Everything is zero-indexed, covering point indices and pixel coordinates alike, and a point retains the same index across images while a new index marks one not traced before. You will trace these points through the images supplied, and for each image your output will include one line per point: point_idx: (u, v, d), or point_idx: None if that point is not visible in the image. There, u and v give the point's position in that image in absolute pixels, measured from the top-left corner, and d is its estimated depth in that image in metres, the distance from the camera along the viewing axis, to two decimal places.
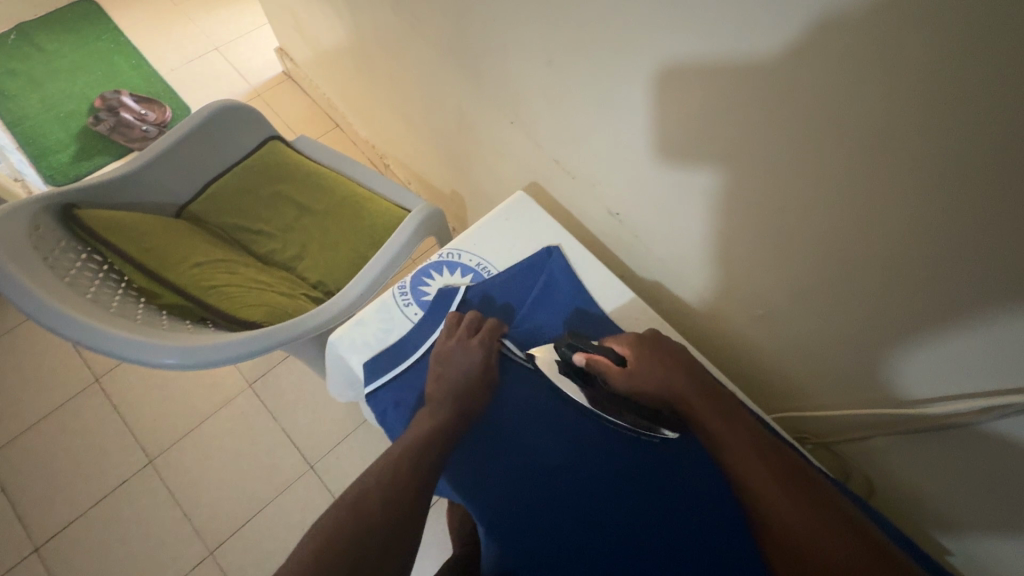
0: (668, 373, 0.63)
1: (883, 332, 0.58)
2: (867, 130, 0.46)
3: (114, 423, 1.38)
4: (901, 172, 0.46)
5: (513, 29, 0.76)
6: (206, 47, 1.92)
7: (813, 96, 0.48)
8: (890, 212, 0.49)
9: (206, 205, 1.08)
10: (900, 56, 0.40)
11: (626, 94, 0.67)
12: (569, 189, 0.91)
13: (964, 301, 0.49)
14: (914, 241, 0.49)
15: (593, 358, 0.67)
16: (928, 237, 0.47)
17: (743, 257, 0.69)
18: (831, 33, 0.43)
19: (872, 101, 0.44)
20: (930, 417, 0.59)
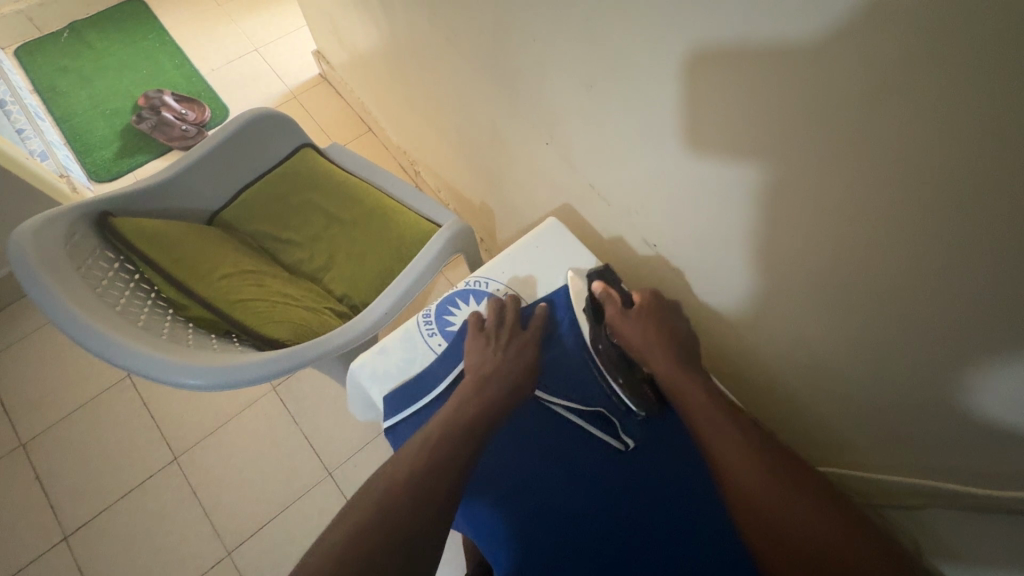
0: (660, 337, 0.67)
1: (953, 395, 0.53)
2: (952, 184, 0.41)
3: (142, 419, 1.41)
4: (990, 232, 0.41)
5: (552, 48, 0.73)
6: (246, 47, 1.94)
7: (893, 143, 0.43)
8: (979, 272, 0.43)
9: (238, 212, 1.09)
10: (1002, 108, 0.35)
11: (670, 123, 0.63)
12: (604, 214, 0.87)
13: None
14: (1000, 303, 0.44)
15: (609, 291, 0.72)
16: (1020, 303, 0.42)
17: (795, 301, 0.64)
18: (909, 81, 0.39)
19: (961, 153, 0.39)
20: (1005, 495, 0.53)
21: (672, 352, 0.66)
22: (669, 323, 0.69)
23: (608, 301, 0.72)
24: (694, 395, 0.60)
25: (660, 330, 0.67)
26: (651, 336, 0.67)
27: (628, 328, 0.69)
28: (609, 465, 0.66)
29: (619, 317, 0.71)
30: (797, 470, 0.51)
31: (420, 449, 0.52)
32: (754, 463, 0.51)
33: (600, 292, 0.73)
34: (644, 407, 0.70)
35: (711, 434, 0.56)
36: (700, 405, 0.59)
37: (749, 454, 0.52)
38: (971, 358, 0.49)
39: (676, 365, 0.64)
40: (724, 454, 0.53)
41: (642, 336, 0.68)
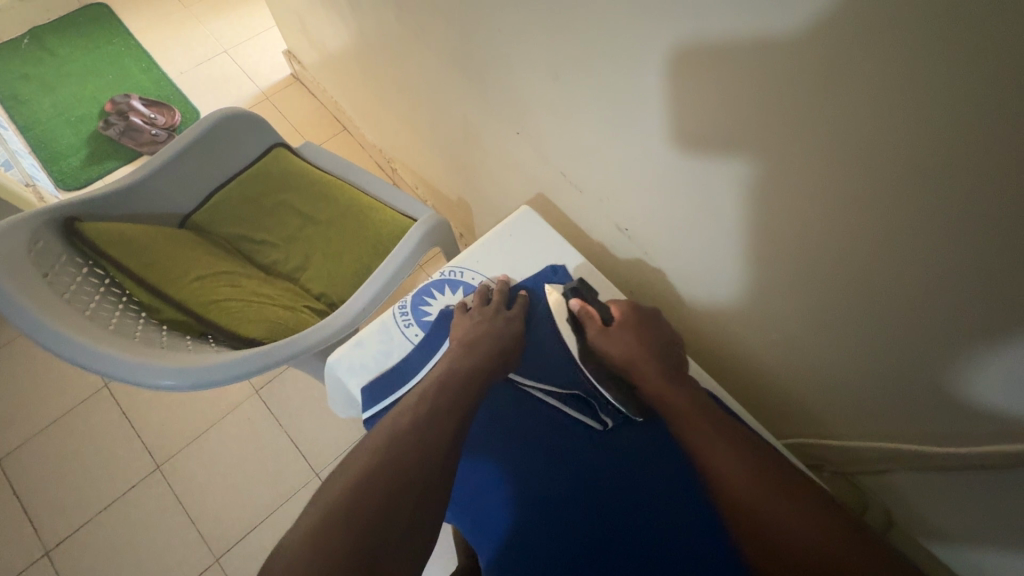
0: (638, 346, 0.66)
1: (910, 360, 0.55)
2: (894, 154, 0.43)
3: (121, 429, 1.39)
4: (933, 199, 0.43)
5: (518, 38, 0.74)
6: (215, 49, 1.91)
7: (841, 117, 0.44)
8: (926, 238, 0.45)
9: (210, 214, 1.07)
10: (936, 78, 0.37)
11: (634, 108, 0.64)
12: (576, 202, 0.88)
13: (1004, 336, 0.45)
14: (947, 267, 0.46)
15: (586, 307, 0.71)
16: (965, 266, 0.44)
17: (762, 277, 0.66)
18: (849, 56, 0.41)
19: (904, 123, 0.41)
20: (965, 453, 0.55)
21: (651, 357, 0.64)
22: (650, 334, 0.67)
23: (586, 315, 0.70)
24: (678, 403, 0.59)
25: (640, 339, 0.66)
26: (632, 344, 0.66)
27: (608, 341, 0.68)
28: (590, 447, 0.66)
29: (597, 330, 0.69)
30: (791, 477, 0.51)
31: (387, 441, 0.49)
32: (749, 472, 0.51)
33: (578, 306, 0.71)
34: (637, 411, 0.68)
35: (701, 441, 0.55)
36: (682, 414, 0.58)
37: (742, 463, 0.52)
38: (925, 322, 0.51)
39: (657, 372, 0.63)
40: (717, 469, 0.52)
41: (625, 351, 0.66)
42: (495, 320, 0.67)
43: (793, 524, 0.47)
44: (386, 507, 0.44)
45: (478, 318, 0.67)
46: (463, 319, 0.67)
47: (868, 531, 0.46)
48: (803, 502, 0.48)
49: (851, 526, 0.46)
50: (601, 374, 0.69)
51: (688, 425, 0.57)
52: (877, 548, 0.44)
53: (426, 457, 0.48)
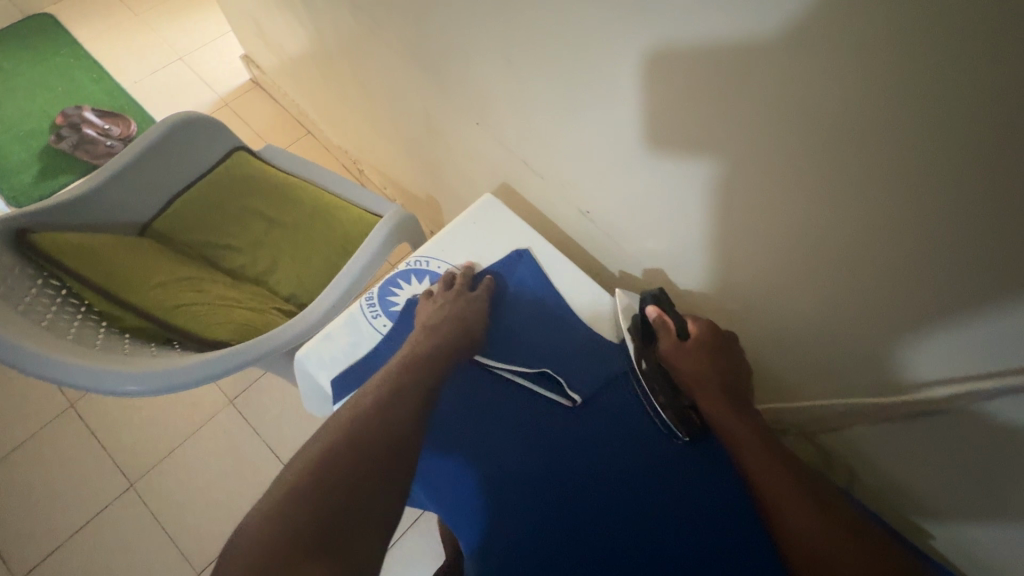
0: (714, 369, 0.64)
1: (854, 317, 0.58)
2: (823, 118, 0.45)
3: (91, 450, 1.35)
4: (863, 158, 0.45)
5: (471, 28, 0.75)
6: (170, 57, 1.87)
7: (775, 86, 0.46)
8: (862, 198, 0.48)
9: (171, 221, 1.05)
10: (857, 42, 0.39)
11: (586, 91, 0.66)
12: (539, 189, 0.89)
13: (935, 286, 0.48)
14: (880, 225, 0.48)
15: (662, 317, 0.68)
16: (896, 224, 0.47)
17: (717, 250, 0.68)
18: (775, 25, 0.43)
19: (832, 87, 0.43)
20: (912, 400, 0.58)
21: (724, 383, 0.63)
22: (726, 356, 0.65)
23: (662, 325, 0.68)
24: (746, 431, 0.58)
25: (717, 362, 0.64)
26: (707, 366, 0.64)
27: (681, 357, 0.66)
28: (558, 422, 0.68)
29: (671, 345, 0.67)
30: (850, 519, 0.51)
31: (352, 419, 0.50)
32: (811, 513, 0.51)
33: (654, 316, 0.69)
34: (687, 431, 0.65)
35: (765, 468, 0.55)
36: (750, 445, 0.57)
37: (805, 503, 0.51)
38: (866, 281, 0.54)
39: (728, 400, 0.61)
40: (783, 504, 0.52)
41: (698, 370, 0.64)
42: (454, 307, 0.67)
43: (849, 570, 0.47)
44: (350, 488, 0.44)
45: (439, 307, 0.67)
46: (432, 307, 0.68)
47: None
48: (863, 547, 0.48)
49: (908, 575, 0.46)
50: (656, 384, 0.68)
51: (758, 456, 0.56)
52: None
53: (380, 444, 0.48)
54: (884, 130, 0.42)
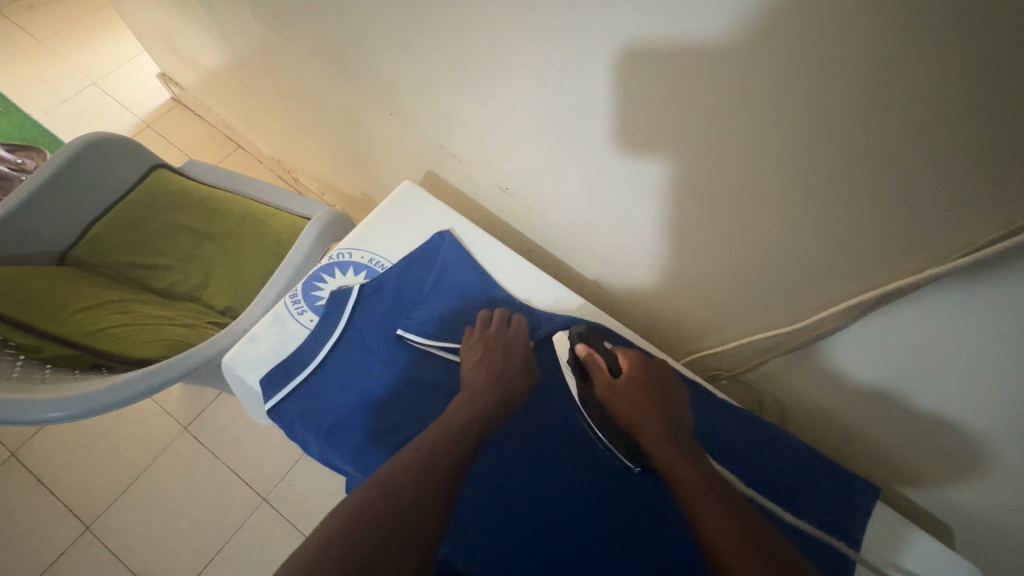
0: (647, 401, 0.59)
1: (754, 254, 0.62)
2: (685, 60, 0.49)
3: (39, 496, 1.29)
4: (730, 93, 0.48)
5: (367, 17, 0.75)
6: (82, 83, 1.79)
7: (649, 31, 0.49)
8: (739, 131, 0.51)
9: (91, 246, 1.02)
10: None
11: (483, 65, 0.67)
12: (460, 172, 0.90)
13: (809, 208, 0.52)
14: (759, 155, 0.51)
15: (594, 356, 0.65)
16: (772, 151, 0.50)
17: (625, 208, 0.70)
18: None
19: (693, 24, 0.46)
20: (817, 324, 0.61)
21: (657, 410, 0.58)
22: (663, 390, 0.61)
23: (593, 364, 0.65)
24: (671, 453, 0.54)
25: (652, 393, 0.60)
26: (641, 398, 0.60)
27: (615, 391, 0.62)
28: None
29: (605, 380, 0.63)
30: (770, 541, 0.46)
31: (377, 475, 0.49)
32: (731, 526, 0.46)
33: (585, 353, 0.65)
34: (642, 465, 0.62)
35: (695, 503, 0.49)
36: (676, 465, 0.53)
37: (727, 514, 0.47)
38: (757, 213, 0.57)
39: (663, 424, 0.57)
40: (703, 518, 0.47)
41: (629, 403, 0.60)
42: (509, 334, 0.67)
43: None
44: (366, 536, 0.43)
45: (487, 335, 0.66)
46: (361, 299, 0.68)
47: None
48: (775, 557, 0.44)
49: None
50: (601, 420, 0.64)
51: (682, 472, 0.52)
52: None
53: (434, 485, 0.48)
54: (745, 61, 0.45)
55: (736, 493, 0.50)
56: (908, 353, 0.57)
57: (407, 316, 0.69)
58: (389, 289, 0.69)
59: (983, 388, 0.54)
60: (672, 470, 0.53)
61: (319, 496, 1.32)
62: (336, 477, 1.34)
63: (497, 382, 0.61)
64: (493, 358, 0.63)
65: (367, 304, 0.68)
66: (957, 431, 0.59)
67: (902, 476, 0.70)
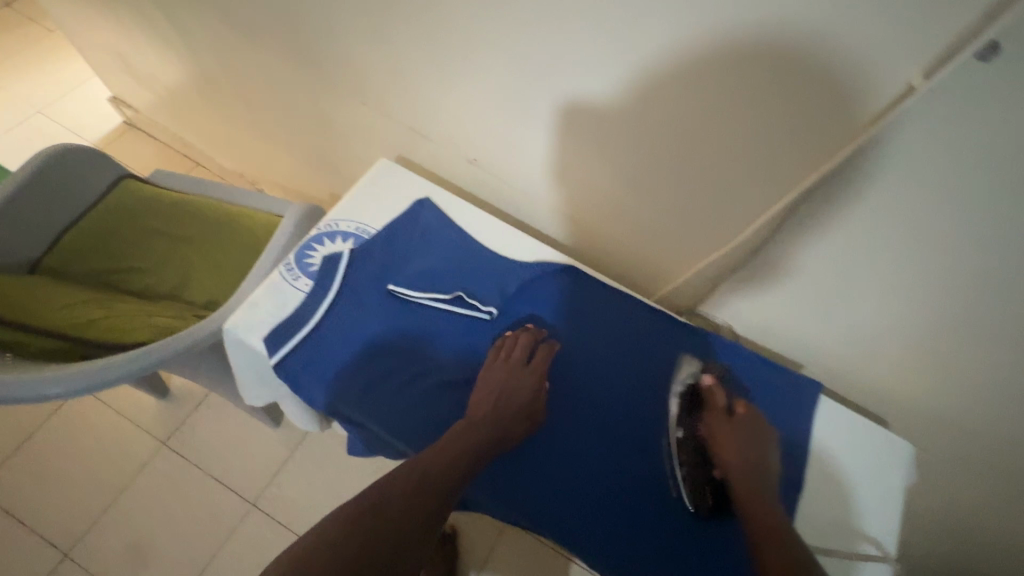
0: (742, 452, 0.61)
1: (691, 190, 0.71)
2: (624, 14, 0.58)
3: (9, 530, 1.23)
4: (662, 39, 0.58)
5: (337, 11, 0.81)
6: (26, 112, 1.76)
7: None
8: (676, 73, 0.60)
9: (64, 255, 1.02)
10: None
11: (444, 48, 0.75)
12: (431, 154, 0.96)
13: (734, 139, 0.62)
14: (689, 95, 0.61)
15: (716, 386, 0.68)
16: (700, 89, 0.60)
17: (582, 165, 0.78)
18: None
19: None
20: (751, 235, 0.69)
21: (753, 462, 0.61)
22: (756, 442, 0.63)
23: (713, 395, 0.67)
24: (767, 516, 0.56)
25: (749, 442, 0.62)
26: (744, 446, 0.62)
27: (726, 430, 0.63)
28: (481, 337, 0.73)
29: (717, 417, 0.65)
30: None
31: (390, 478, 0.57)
32: None
33: (711, 384, 0.69)
34: (699, 506, 0.65)
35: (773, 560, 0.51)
36: (769, 533, 0.54)
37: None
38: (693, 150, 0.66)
39: (757, 481, 0.60)
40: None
41: (733, 441, 0.62)
42: (524, 374, 0.68)
43: None
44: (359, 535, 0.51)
45: (507, 366, 0.68)
46: (353, 261, 0.73)
47: None
48: None
49: None
50: (684, 457, 0.67)
51: (769, 537, 0.53)
52: None
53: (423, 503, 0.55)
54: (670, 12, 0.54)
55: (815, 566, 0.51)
56: (827, 255, 0.66)
57: (395, 275, 0.75)
58: (376, 253, 0.75)
59: (888, 279, 0.63)
60: (763, 527, 0.55)
61: (309, 496, 1.32)
62: (325, 474, 1.35)
63: (499, 424, 0.63)
64: (501, 395, 0.65)
65: (354, 262, 0.73)
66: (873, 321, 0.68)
67: (839, 379, 0.80)
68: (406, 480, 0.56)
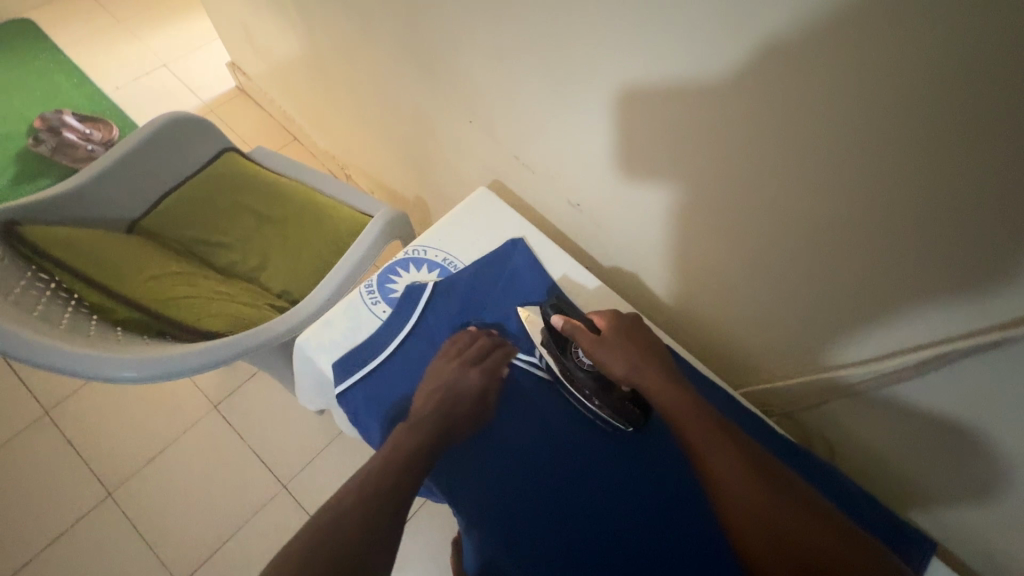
0: (636, 360, 0.62)
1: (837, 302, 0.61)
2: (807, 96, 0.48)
3: (67, 457, 1.31)
4: (843, 133, 0.47)
5: (464, 26, 0.77)
6: (153, 63, 1.87)
7: (771, 63, 0.48)
8: (855, 171, 0.49)
9: (160, 219, 1.05)
10: (852, 12, 0.41)
11: (567, 87, 0.69)
12: (530, 184, 0.91)
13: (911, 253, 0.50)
14: (864, 200, 0.50)
15: (570, 322, 0.65)
16: (879, 201, 0.49)
17: (699, 237, 0.70)
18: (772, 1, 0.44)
19: (816, 63, 0.45)
20: (878, 372, 0.62)
21: (656, 369, 0.61)
22: (645, 344, 0.64)
23: (574, 328, 0.65)
24: (673, 401, 0.58)
25: (639, 351, 0.62)
26: (630, 358, 0.62)
27: (603, 352, 0.63)
28: (564, 414, 0.69)
29: (589, 339, 0.64)
30: (771, 475, 0.51)
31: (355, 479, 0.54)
32: (755, 485, 0.50)
33: (562, 323, 0.65)
34: (632, 422, 0.67)
35: (697, 438, 0.54)
36: (686, 422, 0.55)
37: (747, 472, 0.51)
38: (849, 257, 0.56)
39: (663, 380, 0.60)
40: (726, 474, 0.51)
41: (619, 359, 0.62)
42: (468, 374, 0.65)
43: (808, 536, 0.47)
44: (328, 541, 0.47)
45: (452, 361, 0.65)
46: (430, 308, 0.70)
47: (827, 514, 0.49)
48: (788, 503, 0.49)
49: (825, 521, 0.48)
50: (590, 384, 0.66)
51: (689, 422, 0.55)
52: (846, 536, 0.47)
53: (388, 500, 0.53)
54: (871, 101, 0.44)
55: (726, 423, 0.56)
56: (985, 406, 0.56)
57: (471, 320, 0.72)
58: (457, 296, 0.71)
59: None
60: (676, 418, 0.56)
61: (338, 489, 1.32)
62: None
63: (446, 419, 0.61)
64: (445, 397, 0.62)
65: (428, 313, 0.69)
66: (953, 437, 0.61)
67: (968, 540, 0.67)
68: (375, 486, 0.53)
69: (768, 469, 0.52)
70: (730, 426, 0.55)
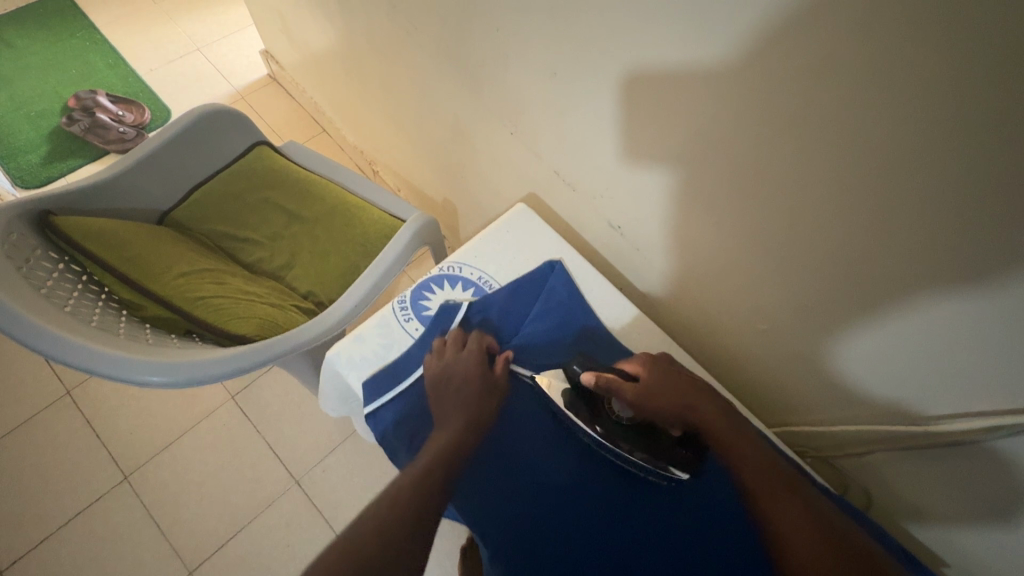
0: (680, 404, 0.60)
1: (892, 357, 0.58)
2: (892, 146, 0.44)
3: (87, 438, 1.32)
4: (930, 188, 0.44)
5: (513, 38, 0.74)
6: (187, 47, 1.87)
7: (844, 112, 0.45)
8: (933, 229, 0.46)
9: (191, 211, 1.05)
10: (943, 71, 0.38)
11: (619, 111, 0.66)
12: (567, 201, 0.88)
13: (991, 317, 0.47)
14: (942, 258, 0.47)
15: (604, 376, 0.64)
16: (952, 264, 0.46)
17: (747, 273, 0.67)
18: (864, 45, 0.41)
19: (912, 112, 0.41)
20: (938, 431, 0.58)
21: (705, 408, 0.60)
22: (684, 384, 0.62)
23: (608, 382, 0.64)
24: (732, 442, 0.56)
25: (681, 392, 0.61)
26: (673, 403, 0.61)
27: (645, 399, 0.62)
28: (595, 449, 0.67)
29: (629, 389, 0.63)
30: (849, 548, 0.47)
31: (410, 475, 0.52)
32: (827, 547, 0.47)
33: (593, 379, 0.64)
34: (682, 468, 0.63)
35: (761, 489, 0.52)
36: (746, 470, 0.53)
37: (819, 535, 0.48)
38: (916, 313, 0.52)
39: (716, 418, 0.59)
40: (792, 533, 0.48)
41: (667, 403, 0.61)
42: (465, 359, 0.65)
43: None
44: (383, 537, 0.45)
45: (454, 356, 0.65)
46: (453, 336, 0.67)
47: None
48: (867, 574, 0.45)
49: None
50: (630, 436, 0.63)
51: (756, 473, 0.53)
52: None
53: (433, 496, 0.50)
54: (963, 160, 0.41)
55: (794, 479, 0.53)
56: None
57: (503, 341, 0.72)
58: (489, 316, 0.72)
59: None
60: (733, 458, 0.55)
61: (350, 488, 1.32)
62: (369, 472, 1.34)
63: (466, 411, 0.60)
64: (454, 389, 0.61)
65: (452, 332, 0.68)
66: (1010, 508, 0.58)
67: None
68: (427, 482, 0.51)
69: (842, 537, 0.48)
70: (802, 488, 0.52)
